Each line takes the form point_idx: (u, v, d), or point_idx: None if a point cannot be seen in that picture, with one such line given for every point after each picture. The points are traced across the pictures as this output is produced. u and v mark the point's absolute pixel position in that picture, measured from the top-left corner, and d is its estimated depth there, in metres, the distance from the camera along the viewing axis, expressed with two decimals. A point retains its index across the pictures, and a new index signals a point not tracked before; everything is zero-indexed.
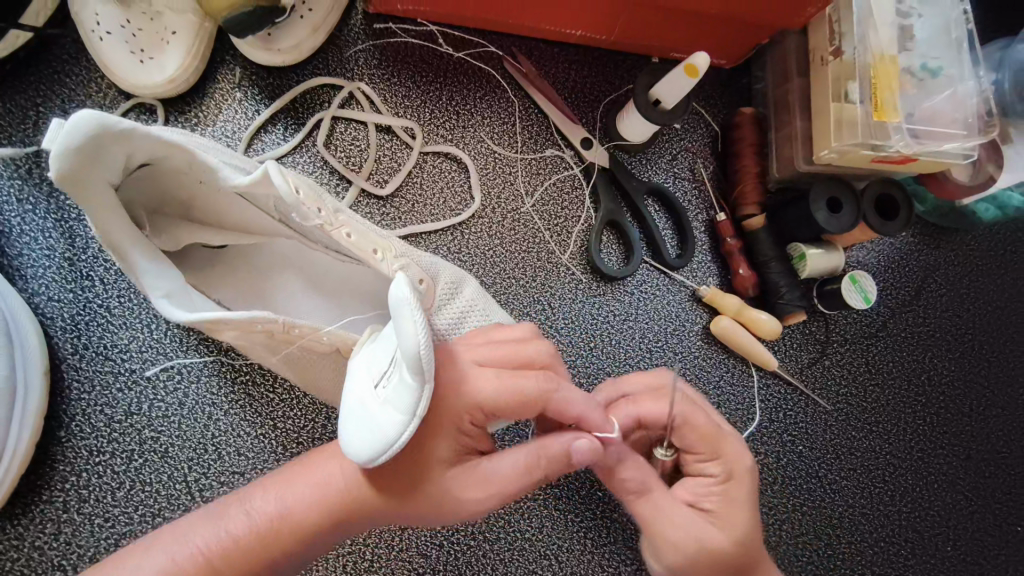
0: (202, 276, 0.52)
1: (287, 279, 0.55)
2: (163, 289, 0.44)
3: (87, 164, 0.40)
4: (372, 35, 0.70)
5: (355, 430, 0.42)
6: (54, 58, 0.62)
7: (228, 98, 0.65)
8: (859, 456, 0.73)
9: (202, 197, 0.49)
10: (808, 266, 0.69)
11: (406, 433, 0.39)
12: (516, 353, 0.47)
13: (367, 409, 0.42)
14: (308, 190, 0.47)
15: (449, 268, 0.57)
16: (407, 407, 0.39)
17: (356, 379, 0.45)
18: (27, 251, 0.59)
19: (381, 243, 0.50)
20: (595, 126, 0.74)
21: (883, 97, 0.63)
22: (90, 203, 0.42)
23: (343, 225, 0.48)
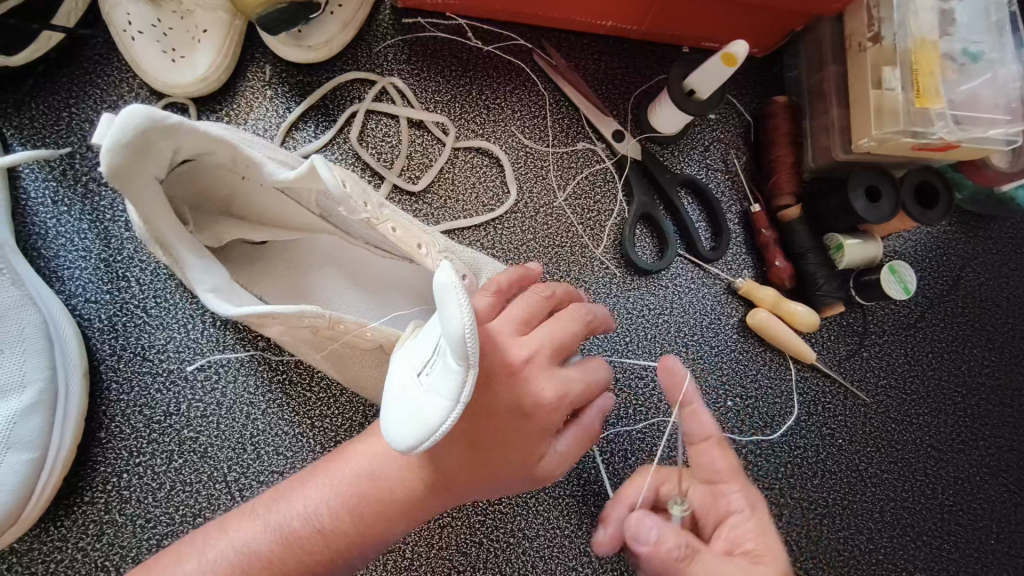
0: (243, 273, 0.52)
1: (327, 275, 0.55)
2: (208, 284, 0.44)
3: (135, 158, 0.40)
4: (401, 30, 0.69)
5: (397, 418, 0.39)
6: (86, 58, 0.62)
7: (259, 96, 0.65)
8: (899, 449, 0.72)
9: (243, 195, 0.49)
10: (846, 256, 0.68)
11: (450, 420, 0.37)
12: (560, 338, 0.49)
13: (409, 396, 0.39)
14: (354, 183, 0.46)
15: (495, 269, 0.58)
16: (450, 392, 0.37)
17: (396, 370, 0.42)
18: (62, 253, 0.59)
19: (425, 238, 0.50)
20: (627, 118, 0.73)
21: (925, 83, 0.61)
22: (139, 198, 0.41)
23: (387, 220, 0.48)
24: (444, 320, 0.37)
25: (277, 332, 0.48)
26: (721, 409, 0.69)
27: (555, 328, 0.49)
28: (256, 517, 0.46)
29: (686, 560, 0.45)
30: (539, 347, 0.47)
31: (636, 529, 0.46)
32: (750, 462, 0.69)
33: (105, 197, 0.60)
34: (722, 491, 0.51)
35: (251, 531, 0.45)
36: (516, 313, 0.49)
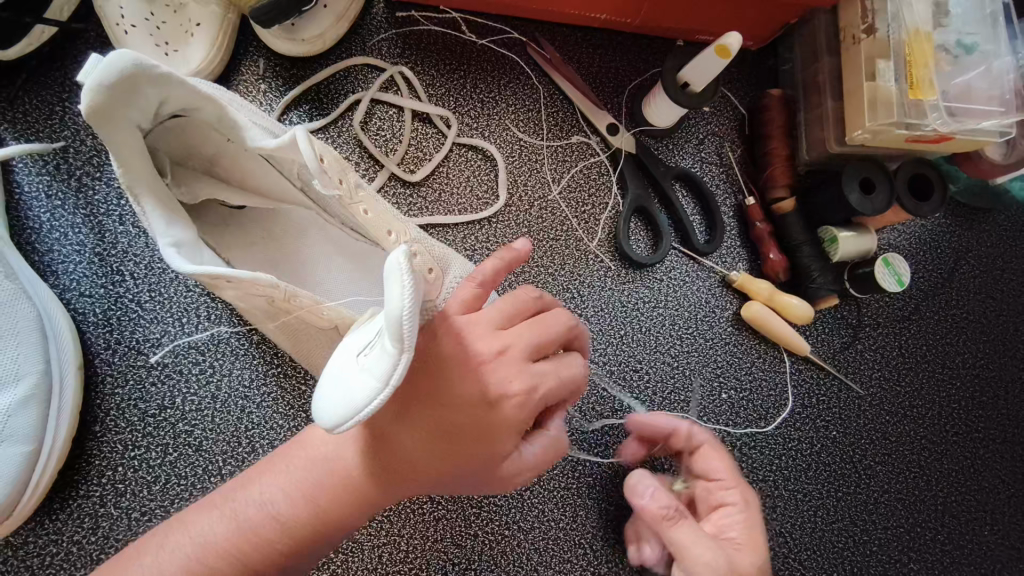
0: (218, 236, 0.52)
1: (310, 249, 0.55)
2: (171, 238, 0.43)
3: (118, 99, 0.40)
4: (395, 24, 0.69)
5: (327, 400, 0.39)
6: (79, 52, 0.62)
7: (253, 90, 0.65)
8: (893, 441, 0.72)
9: (228, 157, 0.49)
10: (840, 248, 0.68)
11: (376, 403, 0.36)
12: (540, 334, 0.48)
13: (343, 380, 0.38)
14: (333, 160, 0.46)
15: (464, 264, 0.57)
16: (381, 375, 0.36)
17: (342, 353, 0.42)
18: (56, 247, 0.59)
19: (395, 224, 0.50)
20: (621, 111, 0.73)
21: (919, 74, 0.61)
22: (115, 142, 0.41)
23: (361, 202, 0.48)
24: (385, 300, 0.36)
25: (241, 300, 0.48)
26: (716, 402, 0.69)
27: (534, 329, 0.48)
28: (218, 509, 0.46)
29: (670, 520, 0.51)
30: (513, 340, 0.47)
31: (637, 488, 0.54)
32: (745, 454, 0.69)
33: (99, 192, 0.61)
34: (717, 490, 0.57)
35: (209, 522, 0.45)
36: (500, 306, 0.48)
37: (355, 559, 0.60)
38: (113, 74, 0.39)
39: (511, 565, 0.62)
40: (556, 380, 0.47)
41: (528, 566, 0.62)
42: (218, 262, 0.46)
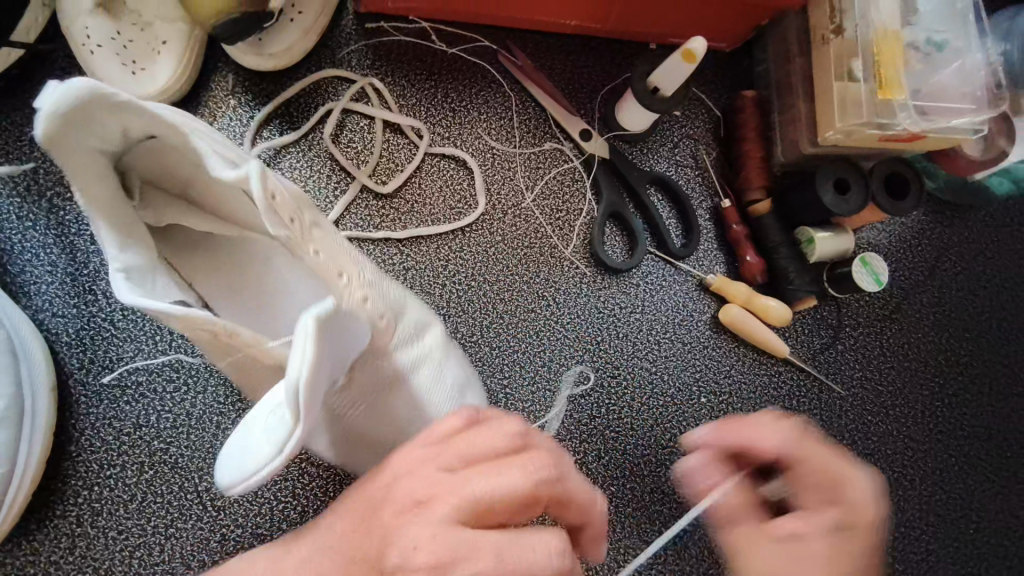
0: (183, 260, 0.50)
1: (273, 284, 0.52)
2: (122, 264, 0.41)
3: (70, 125, 0.38)
4: (364, 35, 0.69)
5: (228, 457, 0.39)
6: (47, 73, 0.62)
7: (222, 106, 0.65)
8: (876, 441, 0.72)
9: (201, 181, 0.47)
10: (817, 250, 0.68)
11: (268, 468, 0.37)
12: (488, 495, 0.37)
13: (242, 440, 0.39)
14: (286, 198, 0.44)
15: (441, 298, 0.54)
16: (276, 444, 0.37)
17: (254, 405, 0.42)
18: (28, 268, 0.60)
19: (347, 264, 0.47)
20: (594, 117, 0.72)
21: (889, 74, 0.61)
22: (72, 166, 0.40)
23: (311, 244, 0.45)
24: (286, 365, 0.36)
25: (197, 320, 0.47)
26: (695, 406, 0.69)
27: (491, 477, 0.37)
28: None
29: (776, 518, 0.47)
30: (444, 494, 0.37)
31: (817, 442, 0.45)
32: None
33: (71, 212, 0.61)
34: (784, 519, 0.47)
35: None
36: (457, 446, 0.39)
37: None
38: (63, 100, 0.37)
39: None
40: (491, 563, 0.35)
41: None
42: (169, 293, 0.44)
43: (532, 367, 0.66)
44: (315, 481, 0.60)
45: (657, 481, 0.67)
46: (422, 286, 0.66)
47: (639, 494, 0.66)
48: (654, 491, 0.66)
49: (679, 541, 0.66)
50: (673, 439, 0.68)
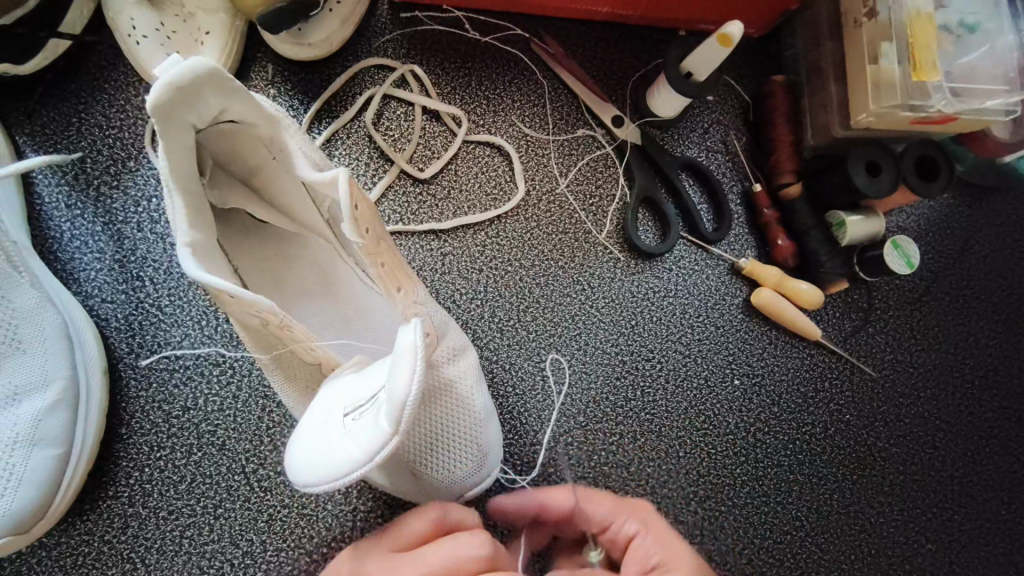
0: (232, 243, 0.53)
1: (311, 279, 0.56)
2: (189, 239, 0.43)
3: (179, 99, 0.43)
4: (399, 24, 0.70)
5: (311, 458, 0.43)
6: (93, 64, 0.63)
7: (263, 95, 0.66)
8: (907, 423, 0.72)
9: (270, 172, 0.51)
10: (848, 232, 0.68)
11: (359, 471, 0.40)
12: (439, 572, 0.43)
13: (322, 448, 0.42)
14: (364, 208, 0.48)
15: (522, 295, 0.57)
16: (369, 449, 0.40)
17: (330, 408, 0.45)
18: (77, 255, 0.61)
19: (404, 282, 0.51)
20: (626, 103, 0.73)
21: (923, 56, 0.61)
22: (168, 136, 0.43)
23: (380, 253, 0.49)
24: (392, 377, 0.40)
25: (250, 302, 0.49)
26: (728, 389, 0.70)
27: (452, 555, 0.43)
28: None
29: None
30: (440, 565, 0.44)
31: None
32: (759, 439, 0.69)
33: (118, 200, 0.62)
34: None
35: None
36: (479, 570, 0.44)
37: None
38: (181, 76, 0.42)
39: None
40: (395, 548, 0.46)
41: None
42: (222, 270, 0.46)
43: (569, 350, 0.67)
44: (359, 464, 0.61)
45: (692, 462, 0.67)
46: (460, 271, 0.67)
47: (675, 476, 0.67)
48: (690, 472, 0.67)
49: (715, 522, 0.67)
50: (707, 421, 0.69)
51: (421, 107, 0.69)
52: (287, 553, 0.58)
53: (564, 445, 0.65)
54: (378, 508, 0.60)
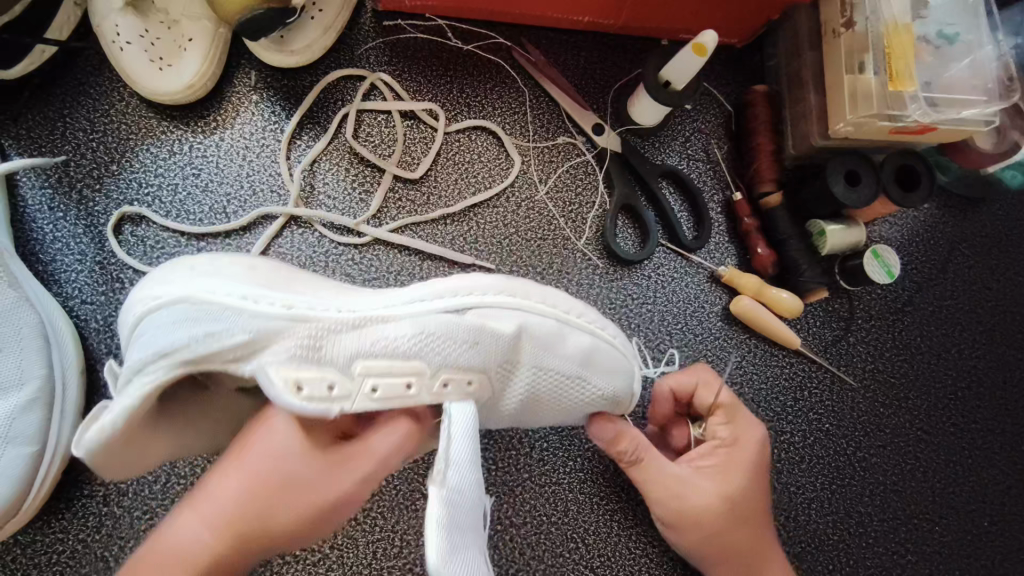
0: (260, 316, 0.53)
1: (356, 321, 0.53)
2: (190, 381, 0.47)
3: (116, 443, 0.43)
4: (382, 32, 0.71)
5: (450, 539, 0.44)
6: (79, 70, 0.64)
7: (245, 101, 0.67)
8: (888, 433, 0.72)
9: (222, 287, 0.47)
10: (829, 241, 0.68)
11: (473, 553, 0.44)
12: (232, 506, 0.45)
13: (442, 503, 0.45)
14: (317, 371, 0.46)
15: (587, 339, 0.55)
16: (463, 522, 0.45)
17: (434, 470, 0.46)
18: (59, 257, 0.62)
19: (416, 346, 0.49)
20: (607, 111, 0.74)
21: (900, 67, 0.61)
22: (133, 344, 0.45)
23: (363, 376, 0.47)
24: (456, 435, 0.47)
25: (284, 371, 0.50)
26: None
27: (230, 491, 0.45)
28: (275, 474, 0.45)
29: None
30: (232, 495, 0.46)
31: None
32: None
33: (100, 203, 0.63)
34: None
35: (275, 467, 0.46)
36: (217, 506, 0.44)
37: (351, 554, 0.61)
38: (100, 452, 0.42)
39: (504, 560, 0.63)
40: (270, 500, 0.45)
41: (521, 561, 0.63)
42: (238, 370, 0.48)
43: None
44: None
45: None
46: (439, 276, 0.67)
47: None
48: None
49: None
50: None
51: (399, 113, 0.69)
52: None
53: (538, 451, 0.66)
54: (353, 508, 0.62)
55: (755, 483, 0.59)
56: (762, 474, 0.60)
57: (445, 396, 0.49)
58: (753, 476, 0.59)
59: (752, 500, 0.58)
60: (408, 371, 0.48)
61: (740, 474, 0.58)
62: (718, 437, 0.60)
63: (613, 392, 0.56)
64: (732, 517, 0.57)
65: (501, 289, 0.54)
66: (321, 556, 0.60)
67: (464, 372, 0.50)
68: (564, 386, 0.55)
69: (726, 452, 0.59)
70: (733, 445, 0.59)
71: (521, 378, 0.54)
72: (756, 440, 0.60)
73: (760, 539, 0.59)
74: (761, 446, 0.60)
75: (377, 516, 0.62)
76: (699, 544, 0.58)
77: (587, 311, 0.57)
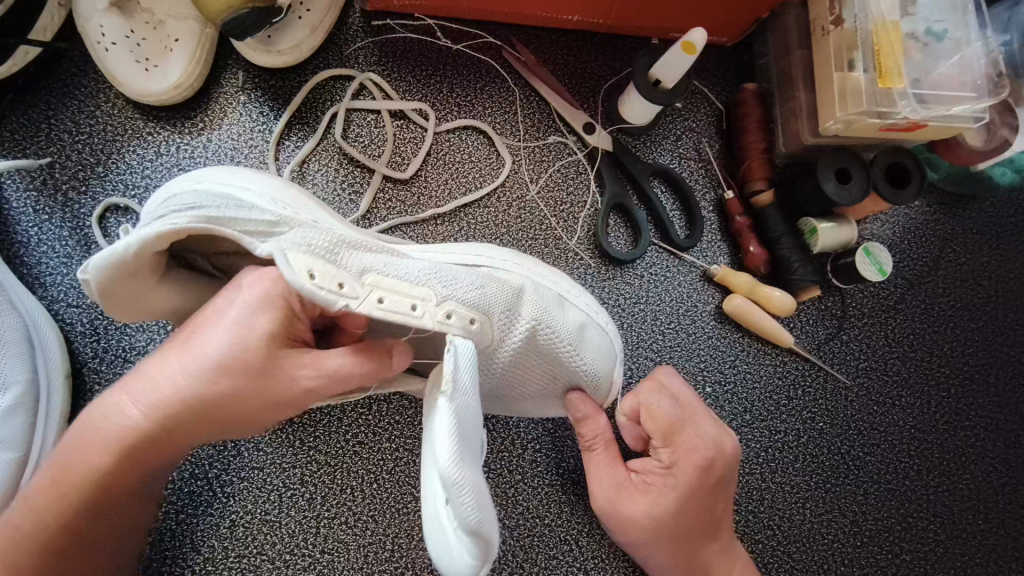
0: None
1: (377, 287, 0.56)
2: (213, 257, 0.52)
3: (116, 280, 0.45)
4: (371, 32, 0.70)
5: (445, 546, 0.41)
6: (64, 71, 0.64)
7: (233, 102, 0.66)
8: (881, 431, 0.72)
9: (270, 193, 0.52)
10: (820, 240, 0.68)
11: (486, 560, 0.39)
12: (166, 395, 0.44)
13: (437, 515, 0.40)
14: (325, 269, 0.43)
15: (579, 316, 0.57)
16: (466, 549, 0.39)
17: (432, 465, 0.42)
18: (45, 260, 0.61)
19: (430, 273, 0.48)
20: (597, 111, 0.73)
21: (888, 63, 0.61)
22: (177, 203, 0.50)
23: (372, 291, 0.44)
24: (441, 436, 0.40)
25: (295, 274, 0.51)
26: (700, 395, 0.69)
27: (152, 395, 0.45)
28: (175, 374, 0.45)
29: None
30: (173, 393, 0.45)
31: None
32: None
33: (86, 205, 0.62)
34: None
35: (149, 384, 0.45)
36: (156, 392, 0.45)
37: (342, 558, 0.60)
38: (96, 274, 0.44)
39: (497, 563, 0.62)
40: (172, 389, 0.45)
41: (514, 563, 0.63)
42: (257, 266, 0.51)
43: None
44: (322, 468, 0.62)
45: None
46: None
47: None
48: None
49: None
50: None
51: (389, 112, 0.69)
52: (249, 559, 0.59)
53: (532, 452, 0.65)
54: (343, 513, 0.61)
55: (696, 506, 0.56)
56: (706, 495, 0.57)
57: (448, 327, 0.47)
58: (691, 498, 0.56)
59: (693, 519, 0.57)
60: (416, 294, 0.46)
61: (673, 497, 0.56)
62: (658, 461, 0.57)
63: (595, 371, 0.57)
64: (666, 534, 0.56)
65: (511, 258, 0.59)
66: (312, 560, 0.60)
67: (471, 311, 0.48)
68: (560, 348, 0.54)
69: (659, 475, 0.57)
70: (671, 470, 0.56)
71: (523, 323, 0.52)
72: (696, 465, 0.56)
73: (705, 551, 0.58)
74: (707, 470, 0.56)
75: (368, 519, 0.61)
76: (640, 551, 0.59)
77: (585, 295, 0.60)
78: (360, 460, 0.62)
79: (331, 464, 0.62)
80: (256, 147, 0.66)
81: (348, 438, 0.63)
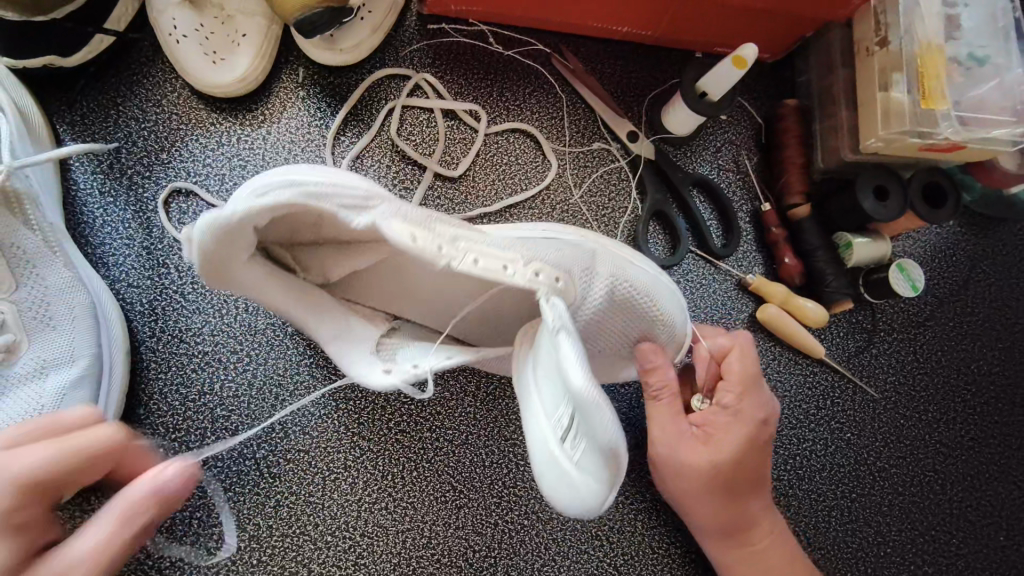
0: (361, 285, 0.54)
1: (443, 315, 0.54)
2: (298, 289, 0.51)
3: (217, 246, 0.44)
4: (426, 35, 0.73)
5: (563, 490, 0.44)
6: (133, 60, 0.66)
7: (292, 97, 0.69)
8: (908, 445, 0.73)
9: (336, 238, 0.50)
10: (855, 253, 0.70)
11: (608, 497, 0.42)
12: None
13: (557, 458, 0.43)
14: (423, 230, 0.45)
15: (646, 272, 0.54)
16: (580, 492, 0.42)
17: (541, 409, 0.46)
18: (108, 240, 0.63)
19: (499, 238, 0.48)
20: (641, 120, 0.76)
21: (931, 86, 0.63)
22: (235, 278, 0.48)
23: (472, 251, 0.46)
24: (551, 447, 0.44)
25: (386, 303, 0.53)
26: None
27: None
28: None
29: None
30: None
31: None
32: None
33: (148, 190, 0.65)
34: None
35: None
36: None
37: (380, 543, 0.62)
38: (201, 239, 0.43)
39: (529, 555, 0.64)
40: None
41: (546, 555, 0.64)
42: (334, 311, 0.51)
43: None
44: (365, 455, 0.64)
45: None
46: None
47: None
48: None
49: None
50: None
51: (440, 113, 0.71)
52: (291, 539, 0.61)
53: None
54: (384, 498, 0.63)
55: (750, 456, 0.57)
56: (762, 446, 0.58)
57: (543, 283, 0.46)
58: (751, 446, 0.57)
59: (746, 467, 0.57)
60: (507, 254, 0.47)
61: (736, 445, 0.56)
62: (721, 403, 0.57)
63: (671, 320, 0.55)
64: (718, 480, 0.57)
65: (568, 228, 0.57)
66: (352, 543, 0.62)
67: (558, 267, 0.48)
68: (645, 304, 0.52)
69: (723, 417, 0.57)
70: (737, 416, 0.57)
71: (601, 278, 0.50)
72: (757, 419, 0.57)
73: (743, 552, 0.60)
74: (763, 424, 0.58)
75: (406, 506, 0.63)
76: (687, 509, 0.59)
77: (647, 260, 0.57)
78: (402, 448, 0.64)
79: (373, 450, 0.64)
80: (313, 141, 0.68)
81: (390, 426, 0.65)
